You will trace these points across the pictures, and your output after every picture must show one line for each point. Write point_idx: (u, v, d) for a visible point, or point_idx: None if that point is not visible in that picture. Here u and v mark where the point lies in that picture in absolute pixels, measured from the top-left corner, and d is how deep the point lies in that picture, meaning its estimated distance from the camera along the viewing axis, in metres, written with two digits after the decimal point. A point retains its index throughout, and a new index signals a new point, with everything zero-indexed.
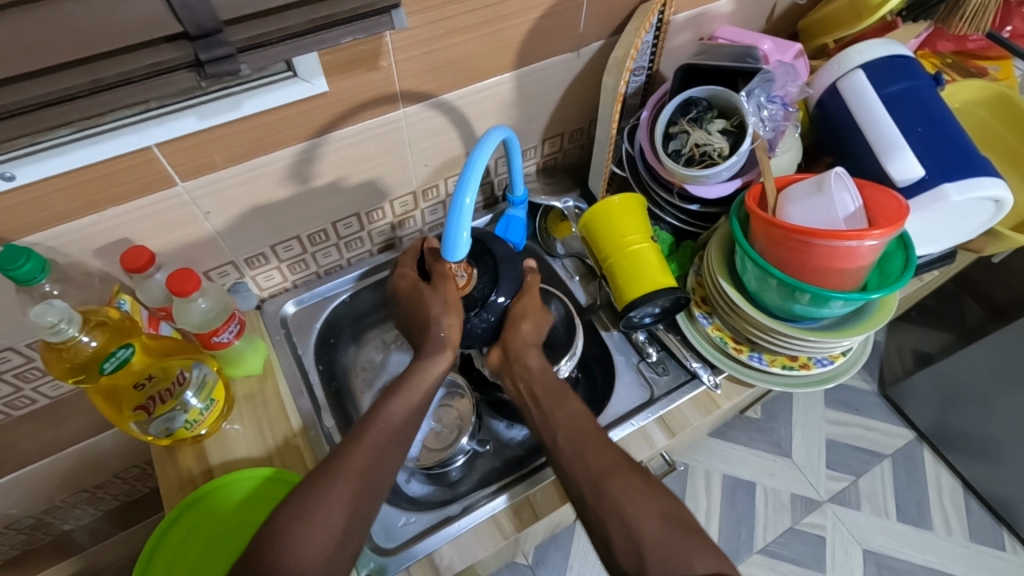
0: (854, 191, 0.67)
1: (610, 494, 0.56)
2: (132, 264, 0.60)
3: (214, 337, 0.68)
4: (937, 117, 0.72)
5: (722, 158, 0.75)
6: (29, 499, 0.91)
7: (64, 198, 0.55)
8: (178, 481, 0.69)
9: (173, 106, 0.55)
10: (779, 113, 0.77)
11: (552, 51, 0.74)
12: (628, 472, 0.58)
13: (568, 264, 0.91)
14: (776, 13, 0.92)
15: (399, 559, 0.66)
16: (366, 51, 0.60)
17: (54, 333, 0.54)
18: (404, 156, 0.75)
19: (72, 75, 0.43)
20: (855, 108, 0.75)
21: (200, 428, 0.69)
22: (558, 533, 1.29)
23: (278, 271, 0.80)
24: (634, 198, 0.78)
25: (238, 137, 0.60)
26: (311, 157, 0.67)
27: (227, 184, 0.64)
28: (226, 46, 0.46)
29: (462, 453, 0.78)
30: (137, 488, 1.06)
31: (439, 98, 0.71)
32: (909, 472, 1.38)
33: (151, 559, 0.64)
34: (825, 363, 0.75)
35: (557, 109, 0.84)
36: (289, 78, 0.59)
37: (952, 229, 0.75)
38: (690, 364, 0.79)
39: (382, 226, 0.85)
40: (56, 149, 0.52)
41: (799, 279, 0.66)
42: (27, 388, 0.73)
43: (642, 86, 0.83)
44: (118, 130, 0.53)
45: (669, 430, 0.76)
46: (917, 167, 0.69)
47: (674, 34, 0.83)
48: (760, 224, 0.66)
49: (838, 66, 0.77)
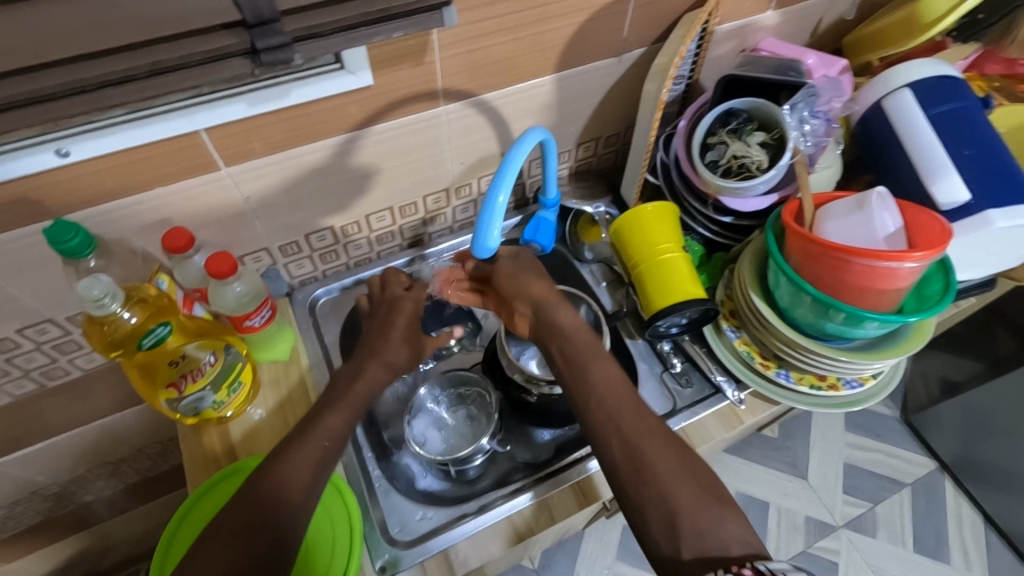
0: (895, 211, 0.65)
1: (654, 483, 0.54)
2: (173, 245, 0.61)
3: (245, 320, 0.69)
4: (986, 141, 0.70)
5: (760, 171, 0.74)
6: (56, 468, 0.93)
7: (112, 176, 0.56)
8: (203, 458, 0.70)
9: (223, 93, 0.56)
10: (821, 127, 0.76)
11: (595, 55, 0.74)
12: (672, 458, 0.56)
13: (596, 270, 0.91)
14: (821, 27, 0.91)
15: (415, 552, 0.66)
16: (411, 47, 0.61)
17: (99, 307, 0.56)
18: (441, 152, 0.76)
19: (133, 57, 0.44)
20: (899, 128, 0.74)
21: (226, 410, 0.70)
22: (567, 539, 1.28)
23: (309, 260, 0.81)
24: (667, 207, 0.78)
25: (284, 124, 0.61)
26: (350, 149, 0.68)
27: (270, 170, 0.65)
28: (282, 36, 0.47)
29: (484, 453, 0.78)
30: (157, 465, 1.08)
31: (479, 97, 0.71)
32: (931, 503, 1.35)
33: (177, 533, 0.64)
34: (853, 385, 0.74)
35: (594, 113, 0.84)
36: (335, 70, 0.60)
37: (993, 256, 0.73)
38: (715, 378, 0.78)
39: (413, 222, 0.85)
40: (112, 128, 0.53)
41: (834, 297, 0.65)
42: (62, 360, 0.74)
43: (682, 95, 0.83)
44: (169, 113, 0.55)
45: (691, 443, 0.75)
46: (963, 191, 0.68)
47: (717, 44, 0.83)
48: (797, 240, 0.65)
49: (883, 84, 0.76)
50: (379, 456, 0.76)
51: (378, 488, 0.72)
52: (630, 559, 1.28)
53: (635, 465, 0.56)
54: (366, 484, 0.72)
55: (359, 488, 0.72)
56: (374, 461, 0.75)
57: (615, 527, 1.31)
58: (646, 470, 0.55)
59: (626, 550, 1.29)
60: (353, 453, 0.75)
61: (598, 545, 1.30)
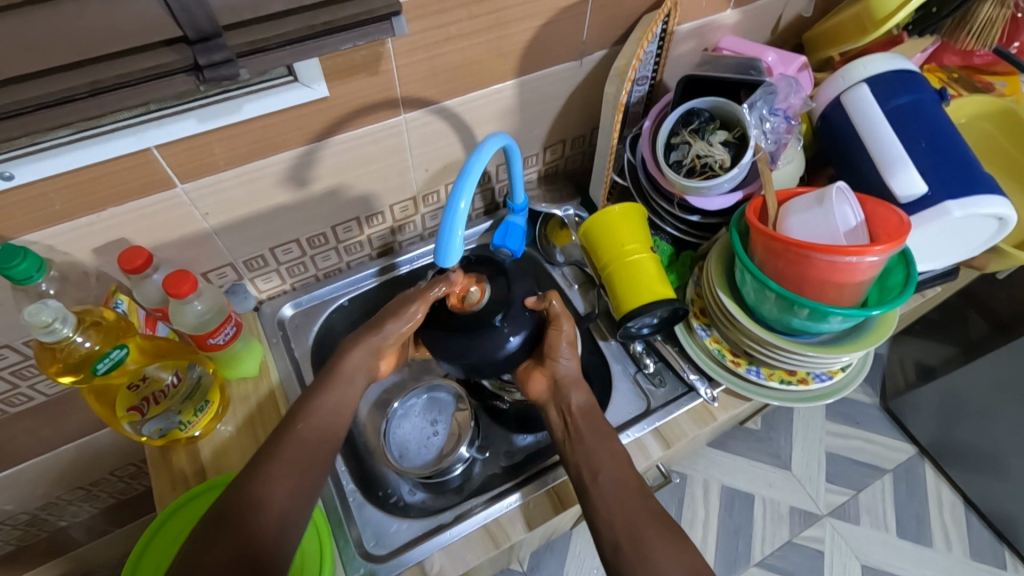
0: (856, 206, 0.66)
1: (648, 555, 0.57)
2: (130, 265, 0.59)
3: (208, 339, 0.68)
4: (942, 131, 0.71)
5: (723, 170, 0.74)
6: (27, 494, 0.91)
7: (61, 199, 0.55)
8: (172, 479, 0.69)
9: (173, 109, 0.55)
10: (782, 125, 0.75)
11: (555, 58, 0.74)
12: (664, 532, 0.58)
13: (567, 272, 0.91)
14: (781, 24, 0.92)
15: (390, 565, 0.66)
16: (366, 56, 0.60)
17: (48, 333, 0.55)
18: (405, 160, 0.75)
19: (68, 78, 0.43)
20: (858, 121, 0.75)
21: (194, 430, 0.68)
22: (555, 541, 1.28)
23: (276, 273, 0.80)
24: (634, 208, 0.78)
25: (239, 139, 0.60)
26: (310, 161, 0.67)
27: (228, 184, 0.64)
28: (225, 51, 0.46)
29: (462, 462, 0.78)
30: (133, 486, 1.06)
31: (440, 104, 0.71)
32: (911, 488, 1.36)
33: (148, 544, 0.62)
34: (823, 378, 0.75)
35: (559, 117, 0.84)
36: (289, 82, 0.59)
37: (953, 246, 0.74)
38: (688, 376, 0.78)
39: (381, 231, 0.84)
40: (57, 149, 0.52)
41: (798, 293, 0.65)
42: (23, 386, 0.73)
43: (645, 96, 0.83)
44: (117, 131, 0.54)
45: (666, 442, 0.75)
46: (920, 182, 0.69)
47: (678, 44, 0.83)
48: (761, 238, 0.66)
49: (843, 79, 0.77)
50: (354, 469, 0.76)
51: (353, 502, 0.71)
52: None
53: (632, 541, 0.58)
54: (340, 499, 0.71)
55: (333, 504, 0.70)
56: (348, 475, 0.74)
57: None
58: (641, 547, 0.57)
59: None
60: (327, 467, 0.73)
61: (586, 544, 1.30)
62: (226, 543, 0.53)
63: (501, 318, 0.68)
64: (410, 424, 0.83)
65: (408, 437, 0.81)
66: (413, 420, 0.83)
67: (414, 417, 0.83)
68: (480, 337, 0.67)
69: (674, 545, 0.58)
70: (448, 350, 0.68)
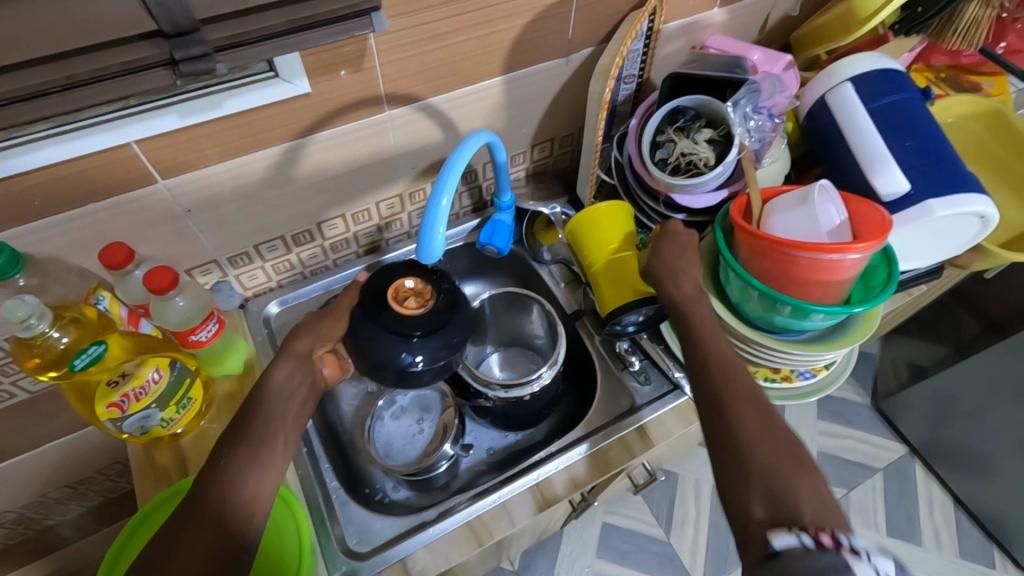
0: (839, 204, 0.66)
1: (727, 425, 0.52)
2: (110, 261, 0.59)
3: (191, 335, 0.67)
4: (925, 131, 0.71)
5: (708, 168, 0.74)
6: (12, 492, 0.90)
7: (39, 193, 0.55)
8: (156, 477, 0.68)
9: (153, 104, 0.55)
10: (766, 124, 0.75)
11: (542, 55, 0.74)
12: (751, 408, 0.52)
13: (555, 270, 0.91)
14: (769, 23, 0.92)
15: (373, 563, 0.66)
16: (350, 52, 0.60)
17: (25, 328, 0.56)
18: (390, 157, 0.75)
19: (44, 71, 0.43)
20: (842, 120, 0.75)
21: (176, 427, 0.69)
22: (546, 540, 1.28)
23: (262, 270, 0.80)
24: (620, 205, 0.78)
25: (220, 135, 0.60)
26: (294, 157, 0.67)
27: (211, 180, 0.64)
28: (203, 45, 0.47)
29: (445, 459, 0.78)
30: (120, 485, 1.05)
31: (425, 102, 0.71)
32: (901, 487, 1.37)
33: (127, 543, 0.61)
34: (807, 376, 0.75)
35: (546, 114, 0.84)
36: (271, 78, 0.59)
37: (936, 245, 0.75)
38: (673, 373, 0.78)
39: (368, 229, 0.84)
40: (35, 143, 0.52)
41: (782, 291, 0.66)
42: (6, 382, 0.72)
43: (632, 94, 0.83)
44: (95, 126, 0.53)
45: (650, 440, 0.75)
46: (903, 181, 0.69)
47: (665, 42, 0.83)
48: (744, 235, 0.66)
49: (828, 78, 0.77)
50: (338, 467, 0.76)
51: (337, 500, 0.71)
52: (610, 555, 1.29)
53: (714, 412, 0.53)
54: (323, 497, 0.70)
55: (316, 502, 0.70)
56: (333, 473, 0.73)
57: (593, 524, 1.31)
58: (723, 419, 0.52)
59: (606, 546, 1.30)
60: (311, 464, 0.72)
61: (577, 542, 1.30)
62: (205, 511, 0.48)
63: (419, 336, 0.62)
64: (397, 422, 0.83)
65: (394, 435, 0.82)
66: (401, 418, 0.83)
67: (402, 415, 0.84)
68: (397, 339, 0.62)
69: (763, 420, 0.51)
70: (363, 344, 0.62)
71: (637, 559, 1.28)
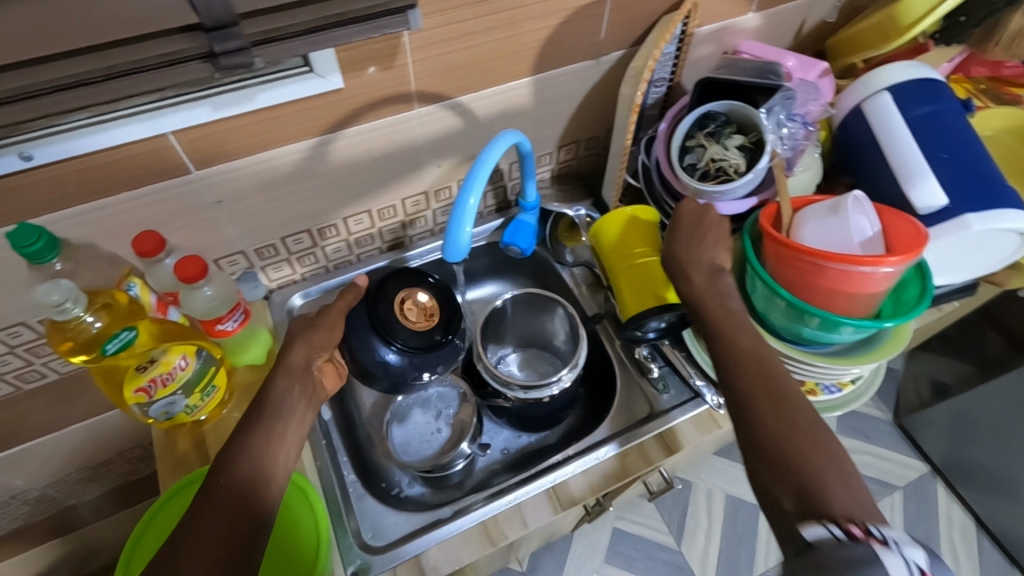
0: (872, 216, 0.64)
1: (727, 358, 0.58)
2: (142, 249, 0.60)
3: (217, 324, 0.69)
4: (964, 143, 0.70)
5: (738, 174, 0.73)
6: (37, 470, 0.92)
7: (77, 180, 0.56)
8: (175, 463, 0.70)
9: (189, 95, 0.56)
10: (799, 131, 0.76)
11: (572, 57, 0.74)
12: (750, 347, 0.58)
13: (576, 273, 0.90)
14: (804, 30, 0.90)
15: (386, 557, 0.66)
16: (382, 49, 0.60)
17: (60, 312, 0.57)
18: (417, 154, 0.75)
19: (87, 61, 0.44)
20: (878, 130, 0.73)
21: (200, 414, 0.70)
22: (554, 543, 1.27)
23: (287, 263, 0.81)
24: (646, 211, 0.78)
25: (252, 128, 0.61)
26: (322, 152, 0.68)
27: (241, 172, 0.65)
28: (240, 39, 0.47)
29: (462, 459, 0.78)
30: (139, 468, 1.07)
31: (454, 100, 0.71)
32: (920, 506, 1.32)
33: (149, 523, 0.64)
34: (832, 390, 0.74)
35: (573, 116, 0.83)
36: (304, 73, 0.59)
37: (972, 260, 0.73)
38: (694, 382, 0.77)
39: (393, 225, 0.85)
40: (76, 132, 0.53)
41: (809, 302, 0.64)
42: (37, 363, 0.74)
43: (662, 98, 0.82)
44: (134, 116, 0.54)
45: (669, 449, 0.74)
46: (939, 195, 0.67)
47: (697, 46, 0.82)
48: (772, 244, 0.65)
49: (865, 86, 0.76)
50: (355, 460, 0.76)
51: (353, 493, 0.71)
52: (618, 561, 1.28)
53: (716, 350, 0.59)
54: (340, 488, 0.71)
55: (332, 495, 0.70)
56: (350, 466, 0.74)
57: (603, 529, 1.31)
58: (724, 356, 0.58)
59: (615, 552, 1.29)
60: (328, 455, 0.73)
61: (586, 547, 1.29)
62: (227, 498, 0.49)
63: (402, 343, 0.67)
64: (416, 418, 0.82)
65: (413, 432, 0.81)
66: (419, 415, 0.82)
67: (422, 412, 0.82)
68: (378, 339, 0.67)
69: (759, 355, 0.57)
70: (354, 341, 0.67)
71: (646, 566, 1.27)
